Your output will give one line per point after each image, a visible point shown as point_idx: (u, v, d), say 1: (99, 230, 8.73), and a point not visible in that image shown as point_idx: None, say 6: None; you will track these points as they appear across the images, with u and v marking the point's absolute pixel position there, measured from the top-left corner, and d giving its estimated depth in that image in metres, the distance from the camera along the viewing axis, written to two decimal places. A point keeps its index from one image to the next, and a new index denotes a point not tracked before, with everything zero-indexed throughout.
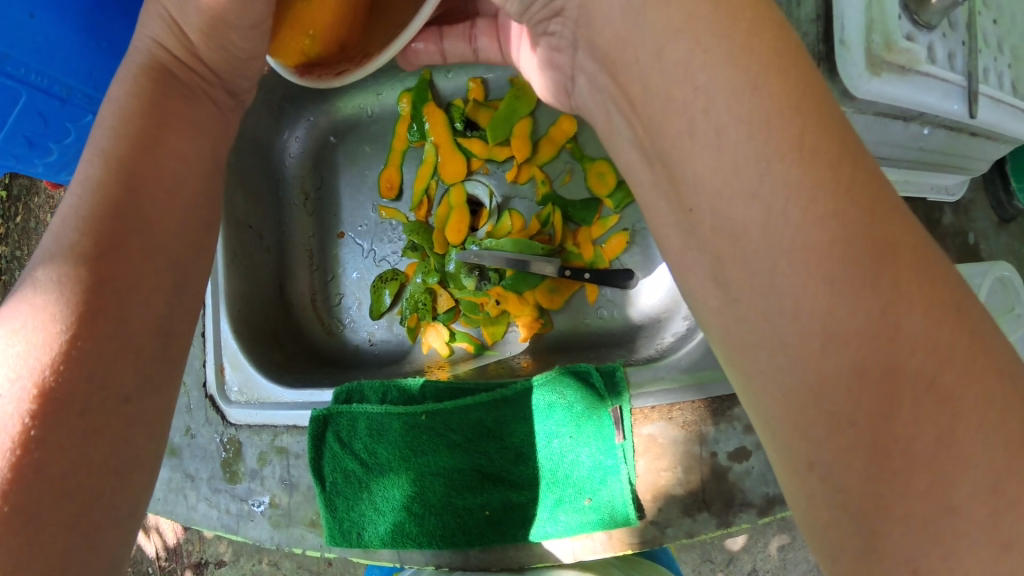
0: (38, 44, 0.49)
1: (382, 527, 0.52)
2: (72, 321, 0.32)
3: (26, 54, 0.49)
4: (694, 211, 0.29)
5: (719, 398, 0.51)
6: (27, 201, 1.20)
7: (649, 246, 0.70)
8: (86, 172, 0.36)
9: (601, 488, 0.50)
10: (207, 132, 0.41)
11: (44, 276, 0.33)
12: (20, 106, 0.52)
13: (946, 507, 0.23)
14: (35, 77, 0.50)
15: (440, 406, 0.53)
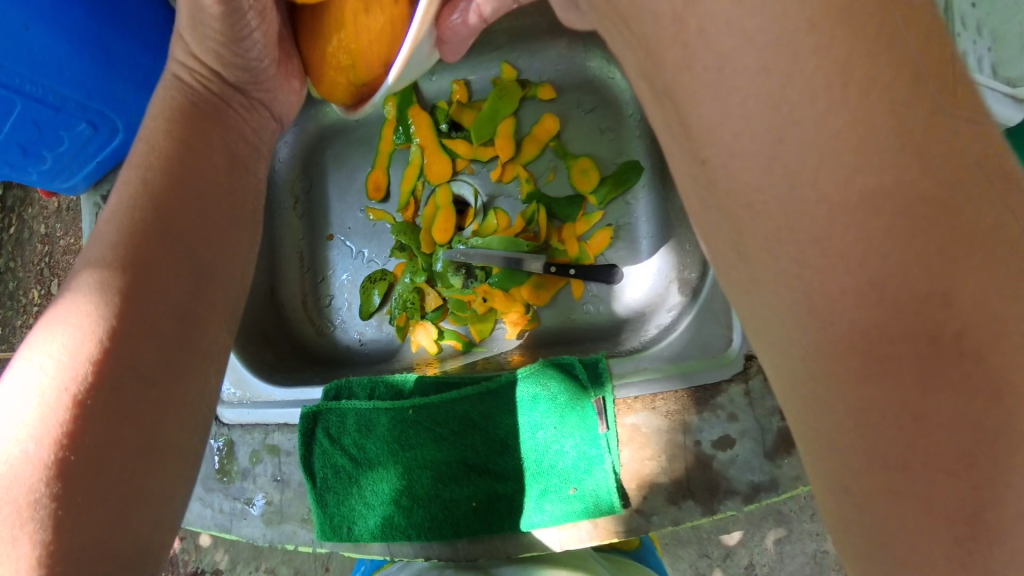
0: (34, 54, 0.50)
1: (372, 520, 0.53)
2: (100, 329, 0.35)
3: (23, 65, 0.50)
4: (709, 162, 0.26)
5: (702, 387, 0.52)
6: (21, 212, 1.21)
7: (634, 241, 0.72)
8: (130, 201, 0.39)
9: (586, 477, 0.51)
10: (194, 138, 0.42)
11: (107, 294, 0.37)
12: (15, 115, 0.53)
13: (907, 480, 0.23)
14: (30, 86, 0.52)
15: (427, 400, 0.54)
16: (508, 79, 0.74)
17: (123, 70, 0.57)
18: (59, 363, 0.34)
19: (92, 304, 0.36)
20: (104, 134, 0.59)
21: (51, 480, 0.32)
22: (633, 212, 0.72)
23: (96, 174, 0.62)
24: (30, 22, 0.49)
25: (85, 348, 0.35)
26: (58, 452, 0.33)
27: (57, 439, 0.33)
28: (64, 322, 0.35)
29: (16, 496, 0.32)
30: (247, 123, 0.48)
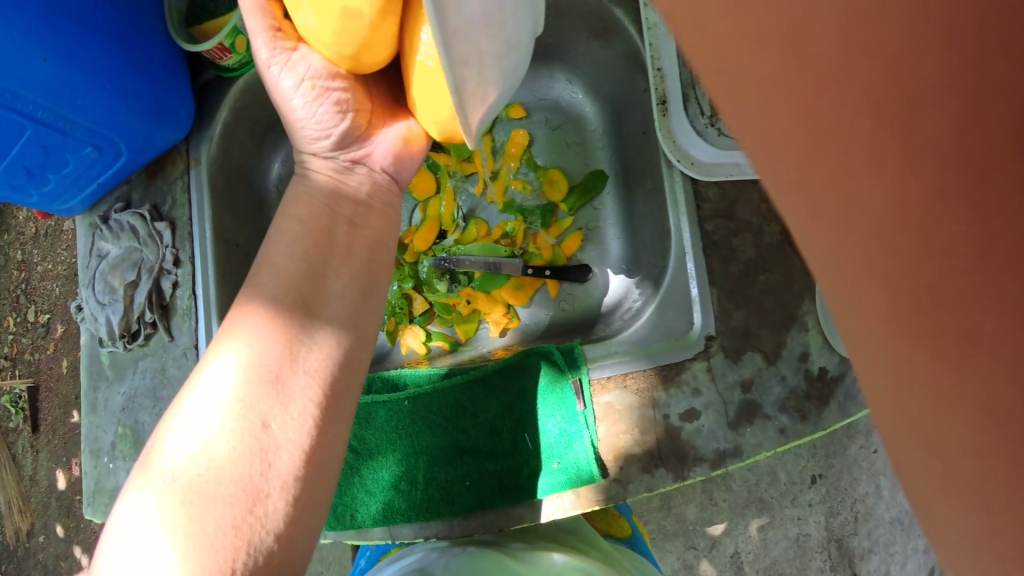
0: (49, 83, 0.54)
1: (373, 507, 0.57)
2: (255, 338, 0.43)
3: (38, 93, 0.54)
4: None
5: (667, 365, 0.58)
6: None
7: (603, 243, 0.79)
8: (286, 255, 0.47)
9: (567, 451, 0.56)
10: (305, 202, 0.51)
11: (266, 316, 0.44)
12: (24, 139, 0.57)
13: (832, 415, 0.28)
14: (42, 113, 0.56)
15: (421, 391, 0.59)
16: None
17: (131, 99, 0.61)
18: (244, 379, 0.41)
19: (270, 329, 0.43)
20: (108, 157, 0.65)
21: (260, 474, 0.39)
22: (601, 217, 0.80)
23: (94, 195, 0.70)
24: (48, 55, 0.53)
25: (261, 361, 0.42)
26: (256, 453, 0.39)
27: (253, 441, 0.40)
28: (244, 344, 0.42)
29: (231, 492, 0.38)
30: (354, 185, 0.52)
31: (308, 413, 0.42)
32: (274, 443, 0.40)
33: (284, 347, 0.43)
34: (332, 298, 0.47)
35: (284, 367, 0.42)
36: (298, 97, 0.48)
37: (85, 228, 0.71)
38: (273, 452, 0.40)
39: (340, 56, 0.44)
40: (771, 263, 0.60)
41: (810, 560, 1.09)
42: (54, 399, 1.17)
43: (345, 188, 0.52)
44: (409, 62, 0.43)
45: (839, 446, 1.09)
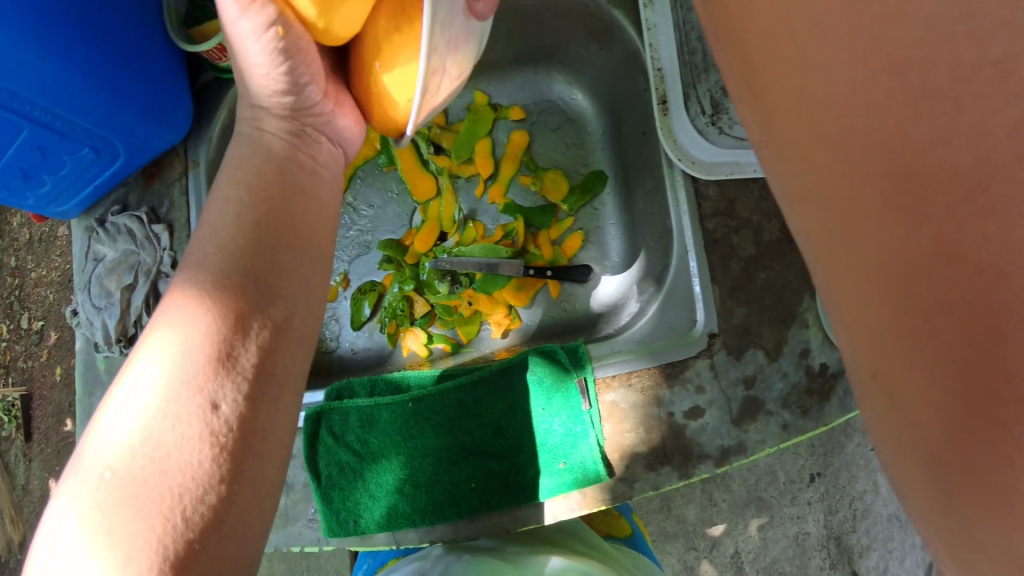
0: (47, 83, 0.54)
1: (377, 511, 0.57)
2: (179, 323, 0.39)
3: (36, 93, 0.54)
4: None
5: (671, 363, 0.58)
6: None
7: (603, 242, 0.79)
8: (221, 232, 0.43)
9: (573, 451, 0.56)
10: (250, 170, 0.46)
11: (193, 299, 0.40)
12: (21, 139, 0.57)
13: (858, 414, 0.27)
14: (39, 113, 0.55)
15: (424, 392, 0.58)
16: (481, 104, 0.82)
17: (130, 99, 0.61)
18: (174, 366, 0.37)
19: (202, 309, 0.40)
20: (106, 158, 0.64)
21: (190, 470, 0.36)
22: (600, 217, 0.80)
23: (91, 198, 0.69)
24: (46, 54, 0.53)
25: (185, 347, 0.38)
26: (195, 442, 0.36)
27: (192, 430, 0.36)
28: (169, 330, 0.39)
29: (158, 490, 0.35)
30: (309, 153, 0.50)
31: (250, 396, 0.39)
32: (203, 436, 0.37)
33: (210, 332, 0.39)
34: (287, 278, 0.44)
35: (211, 353, 0.38)
36: (256, 49, 0.43)
37: (81, 232, 0.70)
38: (203, 447, 0.37)
39: (310, 6, 0.40)
40: (772, 260, 0.60)
41: (810, 558, 1.09)
42: (47, 407, 1.15)
43: (301, 155, 0.49)
44: (371, 52, 0.43)
45: (837, 444, 1.09)
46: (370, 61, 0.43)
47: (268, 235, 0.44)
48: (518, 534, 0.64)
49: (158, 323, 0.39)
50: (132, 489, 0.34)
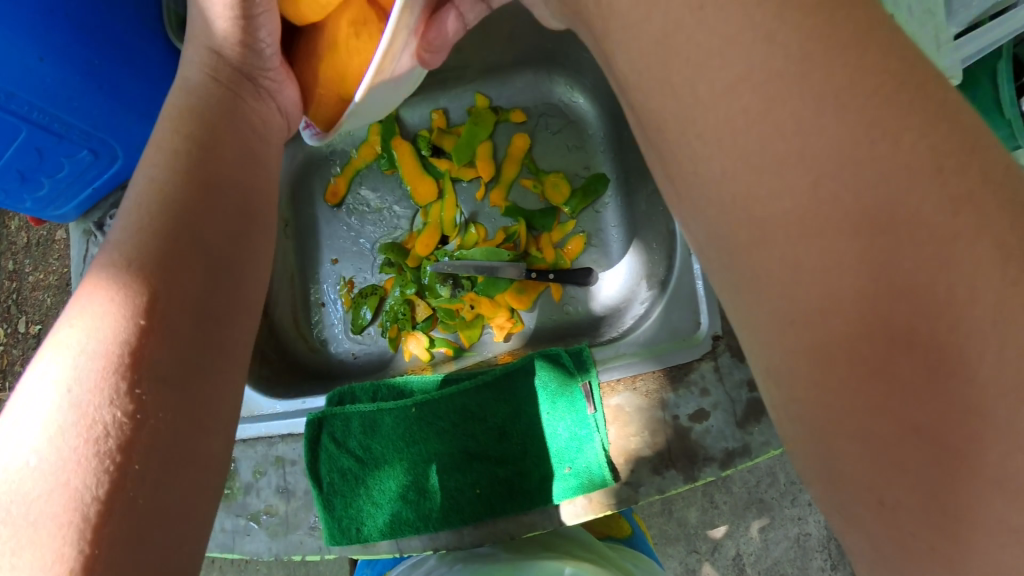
0: (46, 84, 0.55)
1: (380, 519, 0.56)
2: (93, 301, 0.32)
3: (33, 93, 0.55)
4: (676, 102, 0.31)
5: (676, 366, 0.58)
6: None
7: (606, 244, 0.79)
8: (148, 193, 0.37)
9: (578, 456, 0.56)
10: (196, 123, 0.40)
11: (110, 275, 0.33)
12: (19, 141, 0.57)
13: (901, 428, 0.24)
14: (37, 114, 0.57)
15: (428, 397, 0.58)
16: (482, 107, 0.82)
17: (127, 101, 0.63)
18: (78, 356, 0.31)
19: (115, 287, 0.33)
20: (104, 161, 0.65)
21: (100, 476, 0.29)
22: (602, 219, 0.80)
23: (89, 202, 0.68)
24: (44, 54, 0.54)
25: (94, 330, 0.31)
26: (105, 444, 0.30)
27: (98, 434, 0.30)
28: (80, 313, 0.32)
29: (59, 503, 0.28)
30: (256, 107, 0.46)
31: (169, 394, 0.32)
32: (115, 435, 0.30)
33: (126, 310, 0.32)
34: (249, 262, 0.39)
35: (125, 334, 0.32)
36: None
37: (78, 235, 0.69)
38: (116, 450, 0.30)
39: None
40: None
41: (811, 560, 1.09)
42: None
43: (246, 107, 0.45)
44: (333, 44, 0.50)
45: None
46: (325, 55, 0.50)
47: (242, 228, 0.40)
48: (521, 541, 0.63)
49: (71, 307, 0.33)
50: (31, 506, 0.28)
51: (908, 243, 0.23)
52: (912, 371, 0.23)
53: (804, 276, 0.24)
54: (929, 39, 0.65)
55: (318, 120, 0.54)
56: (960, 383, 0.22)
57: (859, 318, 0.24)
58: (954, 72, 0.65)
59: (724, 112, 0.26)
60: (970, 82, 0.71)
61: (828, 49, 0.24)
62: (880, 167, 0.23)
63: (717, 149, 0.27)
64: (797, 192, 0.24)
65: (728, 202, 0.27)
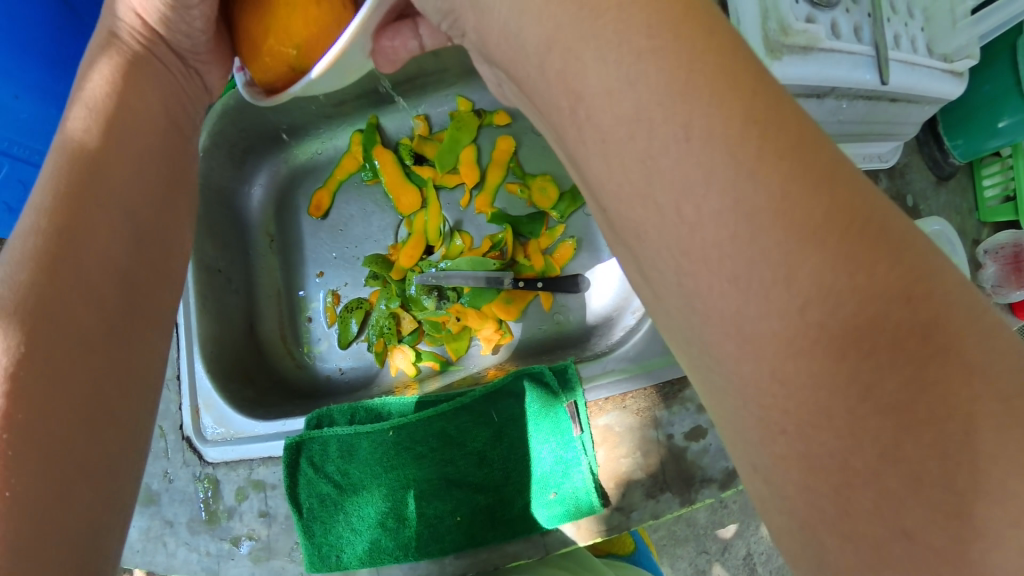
0: (21, 120, 0.65)
1: (359, 546, 0.54)
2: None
3: (14, 132, 0.65)
4: None
5: (668, 382, 0.55)
6: None
7: (596, 251, 0.76)
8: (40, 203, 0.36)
9: (564, 481, 0.53)
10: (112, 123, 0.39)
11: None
12: (4, 174, 0.66)
13: (894, 493, 0.20)
14: (18, 149, 0.66)
15: (405, 421, 0.55)
16: (464, 111, 0.79)
17: None
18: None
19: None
20: None
21: None
22: (592, 223, 0.77)
23: None
24: (18, 94, 0.64)
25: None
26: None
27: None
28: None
29: None
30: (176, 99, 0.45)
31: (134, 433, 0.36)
32: None
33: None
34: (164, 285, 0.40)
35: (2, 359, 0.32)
36: None
37: None
38: None
39: None
40: None
41: None
42: None
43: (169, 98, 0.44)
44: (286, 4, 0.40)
45: None
46: None
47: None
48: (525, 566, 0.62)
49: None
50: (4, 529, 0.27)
51: (888, 300, 0.20)
52: (920, 453, 0.20)
53: (754, 332, 0.21)
54: (939, 16, 0.60)
55: (258, 78, 0.43)
56: (959, 464, 0.20)
57: (837, 378, 0.20)
58: (969, 52, 0.60)
59: (707, 154, 0.22)
60: (984, 63, 0.66)
61: (779, 104, 0.23)
62: (855, 223, 0.21)
63: (705, 196, 0.22)
64: (764, 234, 0.21)
65: (711, 264, 0.22)
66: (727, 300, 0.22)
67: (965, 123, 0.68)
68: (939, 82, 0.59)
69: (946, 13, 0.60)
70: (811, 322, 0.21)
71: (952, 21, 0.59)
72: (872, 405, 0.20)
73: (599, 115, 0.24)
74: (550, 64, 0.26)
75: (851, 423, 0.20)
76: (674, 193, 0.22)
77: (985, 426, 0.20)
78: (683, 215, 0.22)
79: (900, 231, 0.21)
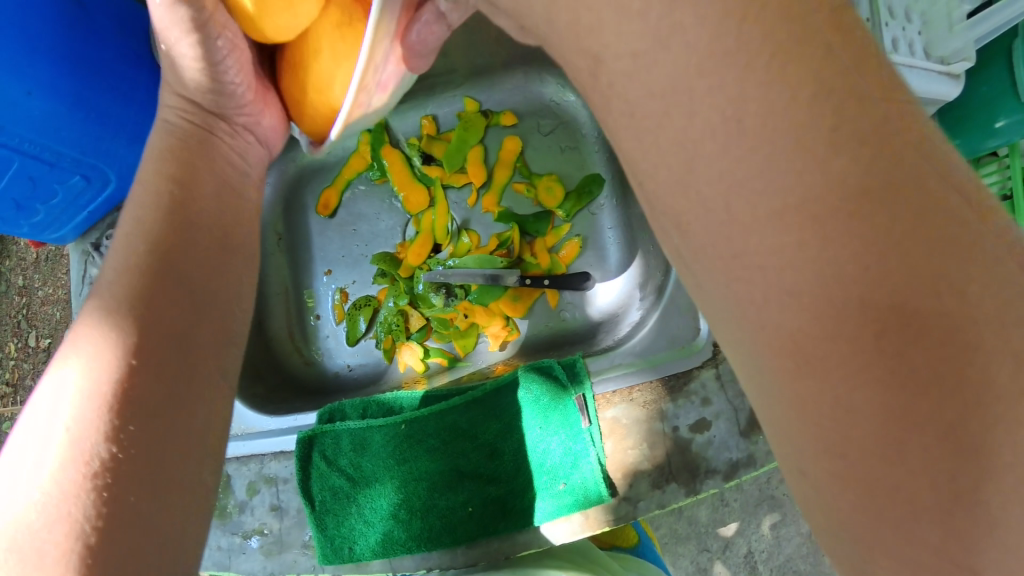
0: (34, 116, 0.57)
1: (372, 538, 0.55)
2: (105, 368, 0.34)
3: (26, 127, 0.57)
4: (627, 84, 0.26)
5: (674, 376, 0.56)
6: (22, 273, 1.27)
7: (602, 249, 0.77)
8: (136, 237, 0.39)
9: (573, 472, 0.54)
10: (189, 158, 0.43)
11: (100, 332, 0.35)
12: (12, 172, 0.59)
13: (909, 465, 0.21)
14: (28, 145, 0.58)
15: (417, 414, 0.56)
16: (471, 111, 0.80)
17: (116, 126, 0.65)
18: (90, 368, 0.35)
19: (96, 347, 0.35)
20: (96, 186, 0.67)
21: (94, 509, 0.32)
22: (597, 222, 0.78)
23: (83, 225, 0.71)
24: (32, 88, 0.56)
25: (82, 386, 0.34)
26: (90, 481, 0.32)
27: (84, 467, 0.32)
28: (77, 357, 0.35)
29: (60, 532, 0.31)
30: (230, 143, 0.46)
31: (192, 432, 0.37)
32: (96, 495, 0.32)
33: (99, 371, 0.34)
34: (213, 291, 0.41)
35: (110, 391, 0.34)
36: (183, 45, 0.40)
37: (76, 255, 0.74)
38: (91, 515, 0.32)
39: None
40: None
41: (823, 555, 1.06)
42: None
43: (220, 143, 0.45)
44: (308, 55, 0.40)
45: None
46: None
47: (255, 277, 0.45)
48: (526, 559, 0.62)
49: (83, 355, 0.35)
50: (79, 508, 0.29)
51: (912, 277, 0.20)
52: (935, 427, 0.20)
53: (770, 313, 0.22)
54: (936, 20, 0.62)
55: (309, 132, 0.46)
56: (974, 436, 0.20)
57: (856, 354, 0.21)
58: (965, 55, 0.62)
59: (753, 127, 0.21)
60: (982, 63, 0.67)
61: None
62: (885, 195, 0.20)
63: (727, 176, 0.22)
64: (787, 213, 0.21)
65: (733, 245, 0.23)
66: (745, 282, 0.22)
67: (962, 122, 0.70)
68: (935, 86, 0.61)
69: (942, 17, 0.61)
70: (831, 300, 0.21)
71: (948, 26, 0.61)
72: (893, 380, 0.21)
73: (619, 99, 0.24)
74: (570, 49, 0.26)
75: (869, 398, 0.21)
76: (694, 174, 0.23)
77: (1003, 399, 0.21)
78: (703, 198, 0.23)
79: (939, 203, 0.21)
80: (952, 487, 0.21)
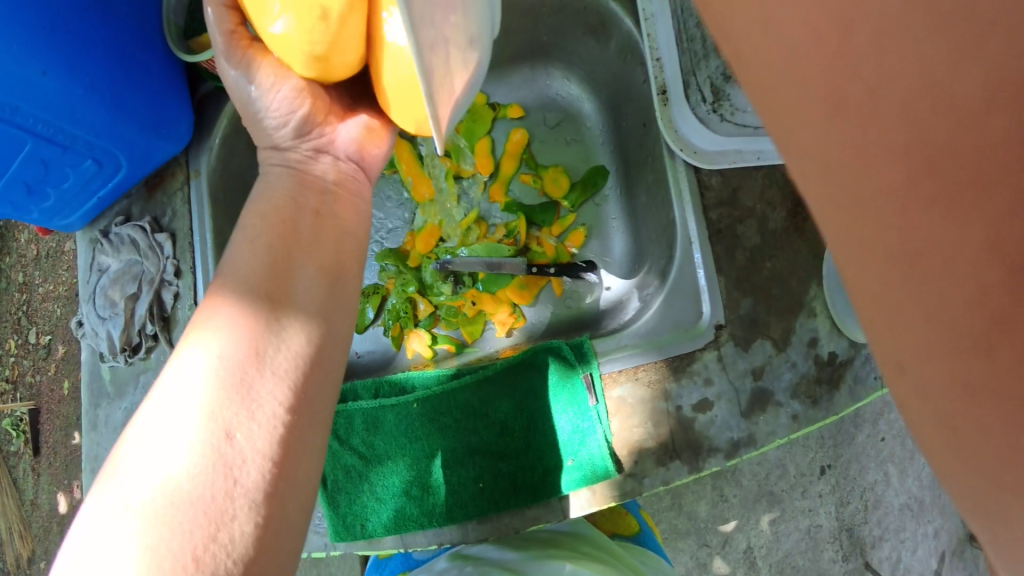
0: (48, 97, 0.57)
1: (383, 515, 0.57)
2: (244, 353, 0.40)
3: (41, 107, 0.57)
4: None
5: (678, 357, 0.57)
6: (21, 269, 1.26)
7: (606, 240, 0.79)
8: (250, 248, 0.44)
9: (580, 448, 0.56)
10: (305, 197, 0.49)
11: (241, 323, 0.41)
12: (24, 154, 0.60)
13: None
14: (42, 127, 0.58)
15: (429, 394, 0.58)
16: (480, 103, 0.81)
17: (131, 112, 0.64)
18: (217, 368, 0.39)
19: (237, 334, 0.40)
20: (108, 171, 0.68)
21: (221, 489, 0.35)
22: (603, 212, 0.80)
23: (93, 212, 0.74)
24: (47, 68, 0.55)
25: (227, 366, 0.39)
26: (217, 469, 0.36)
27: (211, 457, 0.36)
28: (216, 339, 0.40)
29: (193, 509, 0.34)
30: (319, 172, 0.51)
31: (276, 419, 0.39)
32: (227, 473, 0.36)
33: (242, 354, 0.39)
34: (278, 281, 0.43)
35: (249, 376, 0.39)
36: (273, 100, 0.48)
37: (86, 244, 0.75)
38: (218, 492, 0.35)
39: (308, 56, 0.41)
40: (776, 250, 0.59)
41: (822, 551, 1.07)
42: (55, 421, 1.25)
43: (310, 176, 0.51)
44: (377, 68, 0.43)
45: (847, 435, 1.07)
46: None
47: (274, 249, 0.45)
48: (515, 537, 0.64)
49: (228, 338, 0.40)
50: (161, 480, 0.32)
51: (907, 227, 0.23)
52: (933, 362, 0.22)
53: None
54: None
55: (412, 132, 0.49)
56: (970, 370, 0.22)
57: None
58: None
59: None
60: None
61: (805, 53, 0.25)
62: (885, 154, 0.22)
63: None
64: None
65: None
66: None
67: None
68: None
69: None
70: None
71: None
72: None
73: None
74: None
75: None
76: None
77: None
78: None
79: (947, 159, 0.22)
80: (946, 417, 0.23)
